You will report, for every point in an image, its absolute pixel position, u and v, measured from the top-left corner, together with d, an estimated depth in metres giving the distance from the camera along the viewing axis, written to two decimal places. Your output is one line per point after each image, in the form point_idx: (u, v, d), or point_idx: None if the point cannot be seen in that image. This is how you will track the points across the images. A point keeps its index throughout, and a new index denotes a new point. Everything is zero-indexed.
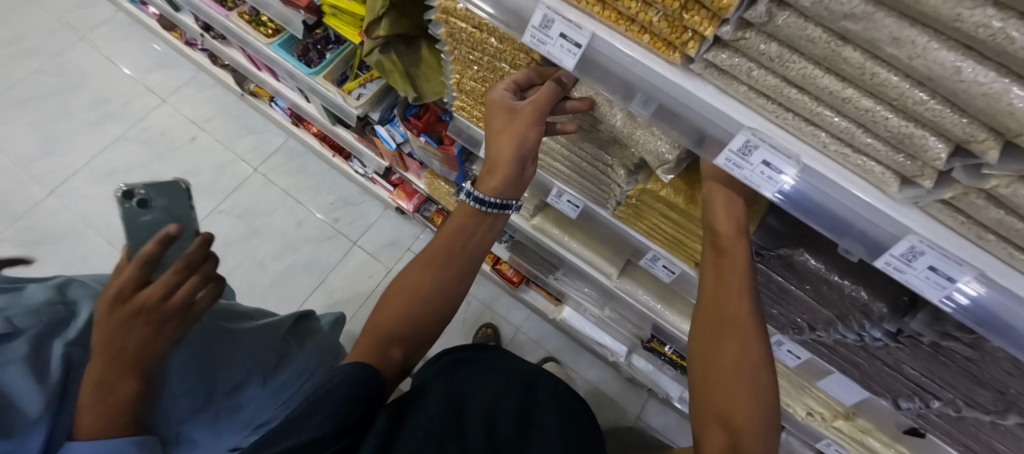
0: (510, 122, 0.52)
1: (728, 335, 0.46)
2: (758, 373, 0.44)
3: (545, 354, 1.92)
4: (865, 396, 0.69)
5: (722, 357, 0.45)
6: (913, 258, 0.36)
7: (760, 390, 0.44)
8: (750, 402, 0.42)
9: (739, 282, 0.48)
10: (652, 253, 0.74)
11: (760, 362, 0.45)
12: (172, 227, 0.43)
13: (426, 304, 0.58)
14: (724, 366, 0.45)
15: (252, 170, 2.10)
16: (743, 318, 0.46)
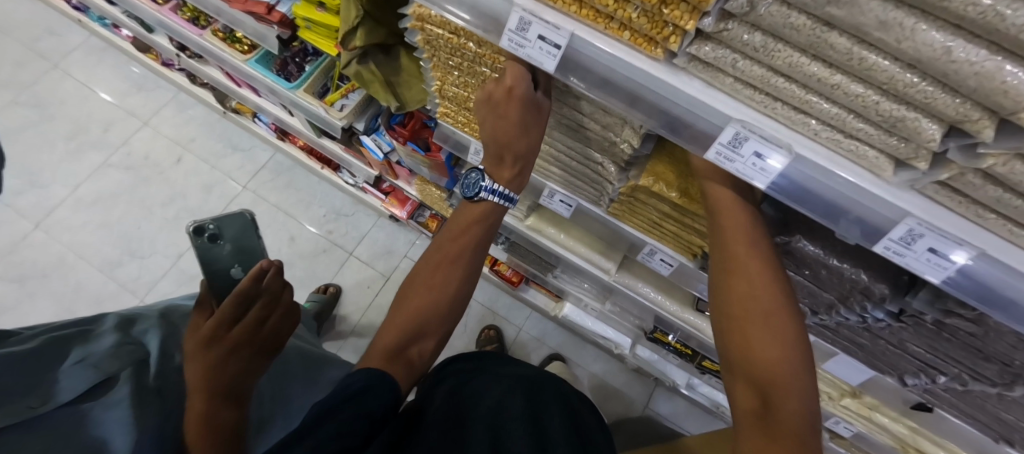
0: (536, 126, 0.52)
1: (748, 302, 0.44)
2: (781, 324, 0.43)
3: (550, 351, 1.92)
4: (871, 375, 0.69)
5: (743, 330, 0.44)
6: (912, 241, 0.35)
7: (794, 349, 0.42)
8: (778, 356, 0.42)
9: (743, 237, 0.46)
10: (649, 247, 0.73)
11: (779, 312, 0.44)
12: (265, 261, 0.56)
13: (439, 306, 0.59)
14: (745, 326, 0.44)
15: (241, 188, 2.07)
16: (757, 279, 0.45)
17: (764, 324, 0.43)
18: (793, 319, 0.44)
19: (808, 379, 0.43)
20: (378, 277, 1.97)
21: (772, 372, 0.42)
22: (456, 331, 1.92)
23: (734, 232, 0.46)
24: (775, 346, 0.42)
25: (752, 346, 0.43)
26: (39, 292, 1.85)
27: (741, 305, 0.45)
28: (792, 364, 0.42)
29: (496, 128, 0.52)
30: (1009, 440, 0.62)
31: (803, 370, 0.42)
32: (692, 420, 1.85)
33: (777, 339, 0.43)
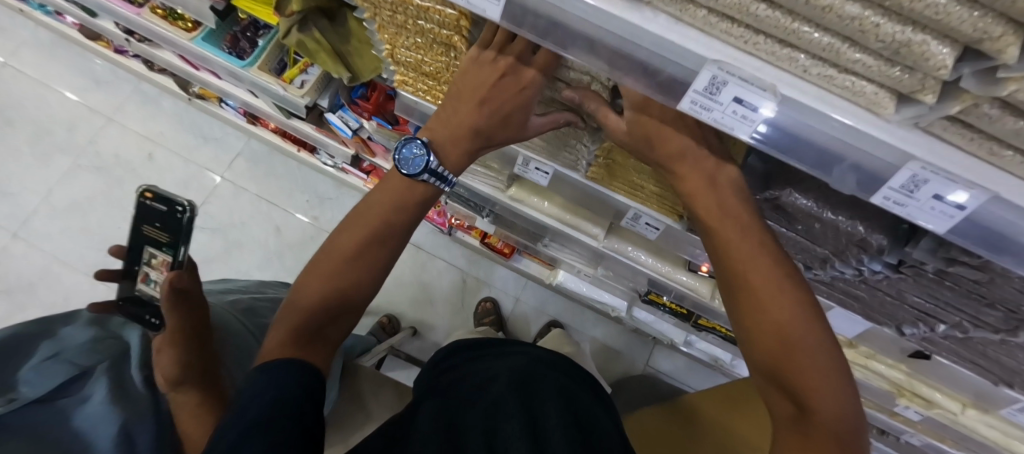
0: (514, 126, 0.51)
1: (772, 305, 0.42)
2: (807, 322, 0.42)
3: (549, 320, 1.92)
4: (867, 326, 0.67)
5: (765, 332, 0.43)
6: (916, 188, 0.31)
7: (821, 344, 0.42)
8: (810, 356, 0.42)
9: (740, 232, 0.43)
10: (633, 211, 0.69)
11: (802, 309, 0.42)
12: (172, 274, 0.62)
13: (361, 272, 0.54)
14: (768, 333, 0.42)
15: (219, 178, 2.00)
16: (773, 279, 0.42)
17: (792, 325, 0.42)
18: (813, 306, 0.43)
19: (840, 362, 0.42)
20: None
21: (807, 376, 0.41)
22: (453, 307, 1.92)
23: (726, 225, 0.44)
24: (799, 343, 0.42)
25: (781, 348, 0.42)
26: (28, 303, 1.82)
27: (757, 310, 0.43)
28: (821, 356, 0.42)
29: (483, 95, 0.48)
30: (1009, 382, 0.61)
31: (832, 358, 0.42)
32: (693, 375, 1.87)
33: (802, 337, 0.42)
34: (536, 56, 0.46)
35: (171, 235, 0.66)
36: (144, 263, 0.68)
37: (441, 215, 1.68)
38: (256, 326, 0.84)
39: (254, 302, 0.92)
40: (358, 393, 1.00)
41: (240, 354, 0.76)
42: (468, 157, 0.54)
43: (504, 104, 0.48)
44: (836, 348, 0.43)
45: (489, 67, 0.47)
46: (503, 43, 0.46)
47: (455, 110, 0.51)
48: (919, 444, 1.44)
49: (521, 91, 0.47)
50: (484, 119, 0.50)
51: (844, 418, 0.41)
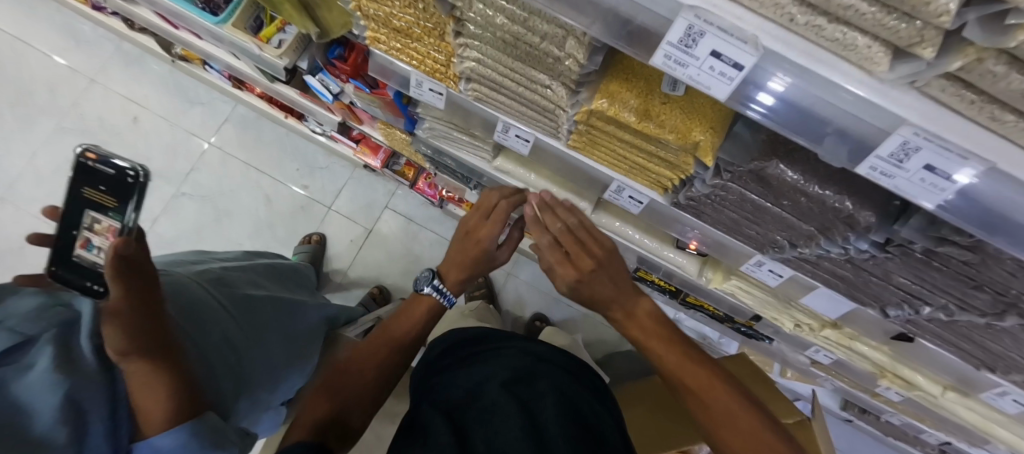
0: (486, 257, 0.77)
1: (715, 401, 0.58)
2: (744, 410, 0.58)
3: (540, 296, 1.91)
4: (852, 308, 0.65)
5: (719, 423, 0.58)
6: (906, 157, 0.29)
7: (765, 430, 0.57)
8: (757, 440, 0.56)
9: (677, 354, 0.61)
10: (615, 183, 0.66)
11: (736, 402, 0.58)
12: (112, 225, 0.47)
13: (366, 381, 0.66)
14: (724, 421, 0.57)
15: (206, 145, 1.95)
16: (707, 381, 0.59)
17: (734, 416, 0.57)
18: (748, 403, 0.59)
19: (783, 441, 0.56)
20: (361, 230, 1.94)
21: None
22: None
23: (651, 340, 0.63)
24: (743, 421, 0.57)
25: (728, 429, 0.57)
26: (17, 268, 1.80)
27: (706, 408, 0.58)
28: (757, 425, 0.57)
29: (462, 242, 0.77)
30: (991, 366, 0.60)
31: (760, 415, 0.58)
32: None
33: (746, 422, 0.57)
34: (487, 219, 0.76)
35: (118, 200, 0.47)
36: (81, 227, 0.48)
37: (432, 187, 1.66)
38: (229, 297, 0.78)
39: (225, 271, 0.85)
40: None
41: (219, 330, 0.71)
42: (462, 278, 0.78)
43: (474, 245, 0.76)
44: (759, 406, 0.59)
45: (464, 226, 0.77)
46: (473, 213, 0.77)
47: (450, 254, 0.78)
48: (897, 423, 1.47)
49: (482, 238, 0.76)
50: (465, 255, 0.77)
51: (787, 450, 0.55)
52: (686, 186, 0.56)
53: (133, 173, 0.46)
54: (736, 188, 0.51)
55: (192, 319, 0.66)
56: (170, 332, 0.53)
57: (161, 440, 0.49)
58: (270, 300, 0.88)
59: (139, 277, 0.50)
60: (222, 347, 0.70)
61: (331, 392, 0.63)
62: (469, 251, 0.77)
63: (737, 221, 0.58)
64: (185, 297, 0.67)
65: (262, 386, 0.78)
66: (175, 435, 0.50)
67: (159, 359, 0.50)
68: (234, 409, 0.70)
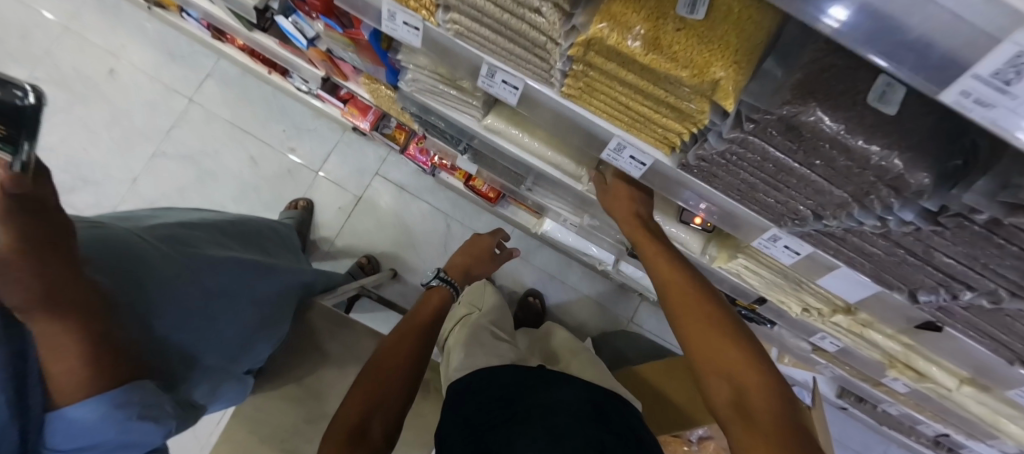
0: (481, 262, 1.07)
1: (695, 317, 0.62)
2: (731, 329, 0.60)
3: (535, 272, 1.84)
4: (875, 291, 0.58)
5: (698, 338, 0.61)
6: (1015, 78, 0.20)
7: (743, 349, 0.58)
8: (733, 353, 0.58)
9: (675, 272, 0.67)
10: (616, 142, 0.57)
11: (725, 319, 0.61)
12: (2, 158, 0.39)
13: (389, 386, 0.72)
14: (707, 332, 0.60)
15: (188, 101, 1.84)
16: (697, 299, 0.63)
17: (715, 332, 0.60)
18: (742, 334, 0.60)
19: (764, 367, 0.57)
20: (350, 198, 1.85)
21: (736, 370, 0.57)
22: (437, 252, 1.84)
23: (661, 267, 0.68)
24: (733, 362, 0.58)
25: (717, 370, 0.59)
26: None
27: (692, 320, 0.62)
28: (750, 374, 0.57)
29: (467, 249, 1.07)
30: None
31: (761, 367, 0.57)
32: None
33: (726, 341, 0.59)
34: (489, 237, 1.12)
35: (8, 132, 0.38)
36: None
37: (424, 153, 1.56)
38: (189, 257, 0.70)
39: (183, 229, 0.77)
40: (313, 339, 0.93)
41: (173, 291, 0.64)
42: (460, 271, 1.02)
43: (478, 251, 1.07)
44: (766, 360, 0.58)
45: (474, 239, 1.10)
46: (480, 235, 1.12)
47: (458, 256, 1.06)
48: (895, 413, 1.43)
49: (483, 249, 1.09)
50: (469, 255, 1.06)
51: (781, 414, 0.54)
52: (701, 142, 0.48)
53: (26, 103, 0.38)
54: (756, 144, 0.43)
55: (130, 278, 0.59)
56: (83, 288, 0.49)
57: (79, 411, 0.47)
58: (244, 262, 0.80)
59: (50, 227, 0.45)
60: (172, 312, 0.64)
61: (365, 400, 0.70)
62: (472, 252, 1.07)
63: (754, 187, 0.50)
64: (126, 254, 0.61)
65: (221, 356, 0.72)
66: (98, 404, 0.48)
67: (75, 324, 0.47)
68: (179, 379, 0.65)
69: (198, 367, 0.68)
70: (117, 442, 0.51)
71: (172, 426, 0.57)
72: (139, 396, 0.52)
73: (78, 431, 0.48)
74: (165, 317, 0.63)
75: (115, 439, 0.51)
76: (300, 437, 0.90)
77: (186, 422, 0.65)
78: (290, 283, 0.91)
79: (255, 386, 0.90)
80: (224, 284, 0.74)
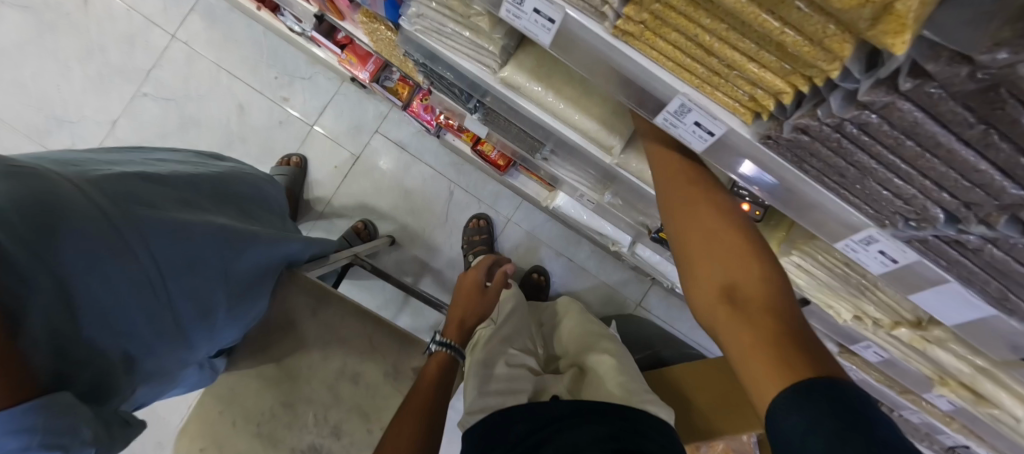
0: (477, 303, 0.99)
1: (692, 206, 0.49)
2: (739, 224, 0.47)
3: (541, 247, 1.73)
4: (987, 315, 0.45)
5: (693, 229, 0.49)
6: None
7: (751, 245, 0.46)
8: (737, 246, 0.46)
9: (679, 162, 0.53)
10: (680, 105, 0.42)
11: (732, 213, 0.48)
12: None
13: None
14: (708, 223, 0.48)
15: (169, 38, 1.67)
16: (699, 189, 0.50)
17: (716, 225, 0.47)
18: (752, 232, 0.47)
19: (773, 268, 0.45)
20: (347, 156, 1.71)
21: (737, 266, 0.45)
22: (438, 221, 1.72)
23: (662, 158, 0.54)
24: (733, 257, 0.45)
25: (712, 262, 0.46)
26: None
27: (688, 209, 0.49)
28: (746, 265, 0.45)
29: (458, 302, 1.00)
30: None
31: (768, 264, 0.45)
32: (685, 321, 1.73)
33: (730, 236, 0.46)
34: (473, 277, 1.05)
35: None
36: None
37: (429, 111, 1.41)
38: (146, 222, 0.56)
39: (145, 183, 0.62)
40: (292, 319, 0.83)
41: (109, 262, 0.52)
42: (460, 328, 0.93)
43: (466, 296, 1.01)
44: (771, 253, 0.46)
45: (461, 289, 1.03)
46: (465, 282, 1.05)
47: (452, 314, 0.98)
48: (913, 421, 1.35)
49: (469, 291, 1.02)
50: (460, 306, 0.99)
51: (784, 309, 0.42)
52: (823, 105, 0.33)
53: None
54: (906, 111, 0.29)
55: (47, 239, 0.46)
56: None
57: None
58: (216, 233, 0.66)
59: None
60: (98, 302, 0.51)
61: None
62: (460, 302, 1.00)
63: (868, 175, 0.37)
64: (45, 227, 0.47)
65: (175, 340, 0.62)
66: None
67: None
68: (114, 379, 0.55)
69: (140, 359, 0.58)
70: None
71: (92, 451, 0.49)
72: (51, 418, 0.43)
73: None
74: (98, 292, 0.51)
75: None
76: (277, 423, 0.80)
77: (119, 442, 0.55)
78: (273, 253, 0.78)
79: (232, 363, 0.81)
80: (184, 256, 0.61)
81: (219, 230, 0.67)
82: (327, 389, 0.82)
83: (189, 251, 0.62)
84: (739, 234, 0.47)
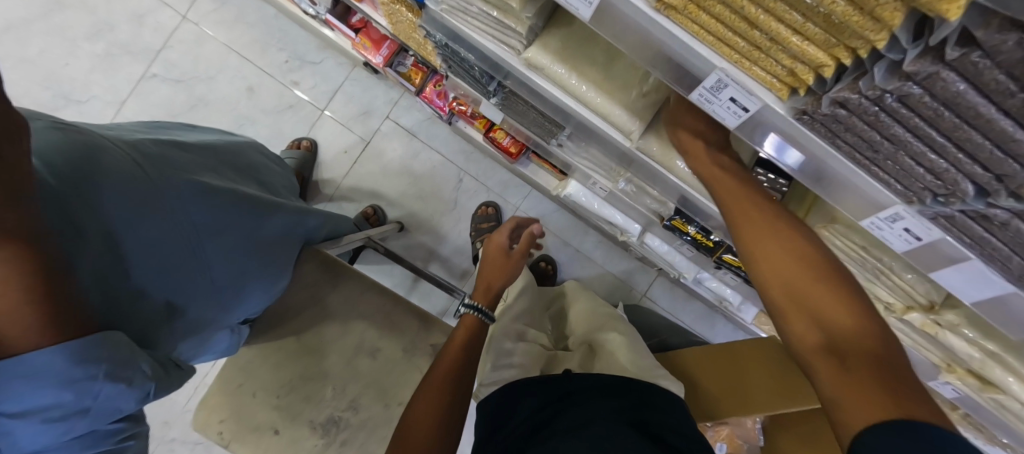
0: (506, 263, 0.86)
1: (773, 248, 0.50)
2: (823, 263, 0.48)
3: (548, 237, 1.74)
4: (1006, 292, 0.47)
5: (774, 270, 0.50)
6: None
7: (837, 284, 0.47)
8: (825, 285, 0.47)
9: (756, 206, 0.54)
10: (717, 80, 0.44)
11: (816, 253, 0.49)
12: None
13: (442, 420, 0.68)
14: (790, 264, 0.49)
15: (180, 18, 1.67)
16: (779, 232, 0.51)
17: (800, 265, 0.48)
18: (839, 272, 0.48)
19: (864, 306, 0.45)
20: (357, 141, 1.72)
21: (826, 303, 0.46)
22: (447, 208, 1.73)
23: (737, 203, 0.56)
24: (821, 296, 0.46)
25: (799, 300, 0.47)
26: None
27: (767, 249, 0.51)
28: (837, 304, 0.45)
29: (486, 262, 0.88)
30: None
31: (858, 302, 0.45)
32: (689, 312, 1.75)
33: (814, 275, 0.47)
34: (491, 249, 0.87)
35: None
36: None
37: (441, 97, 1.41)
38: (177, 182, 0.58)
39: (175, 147, 0.64)
40: (312, 295, 0.84)
41: (143, 221, 0.53)
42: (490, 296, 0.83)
43: (494, 260, 0.87)
44: (860, 291, 0.46)
45: (485, 260, 0.87)
46: (487, 260, 0.87)
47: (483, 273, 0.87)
48: None
49: (495, 253, 0.87)
50: (485, 268, 0.86)
51: (891, 359, 0.41)
52: (863, 77, 0.35)
53: None
54: (949, 78, 0.30)
55: (90, 194, 0.48)
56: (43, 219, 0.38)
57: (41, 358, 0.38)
58: (239, 196, 0.67)
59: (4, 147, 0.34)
60: (143, 257, 0.53)
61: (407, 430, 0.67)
62: (488, 267, 0.86)
63: (901, 149, 0.38)
64: (85, 180, 0.48)
65: (210, 305, 0.63)
66: (60, 354, 0.39)
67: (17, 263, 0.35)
68: (155, 337, 0.56)
69: (177, 324, 0.59)
70: (78, 411, 0.41)
71: (150, 388, 0.48)
72: (107, 351, 0.43)
73: (29, 393, 0.38)
74: (139, 249, 0.52)
75: (76, 404, 0.41)
76: (296, 396, 0.82)
77: (173, 383, 0.55)
78: (295, 221, 0.79)
79: (251, 337, 0.82)
80: (214, 225, 0.62)
81: (245, 196, 0.69)
82: (346, 364, 0.84)
83: (219, 215, 0.63)
84: (824, 274, 0.48)
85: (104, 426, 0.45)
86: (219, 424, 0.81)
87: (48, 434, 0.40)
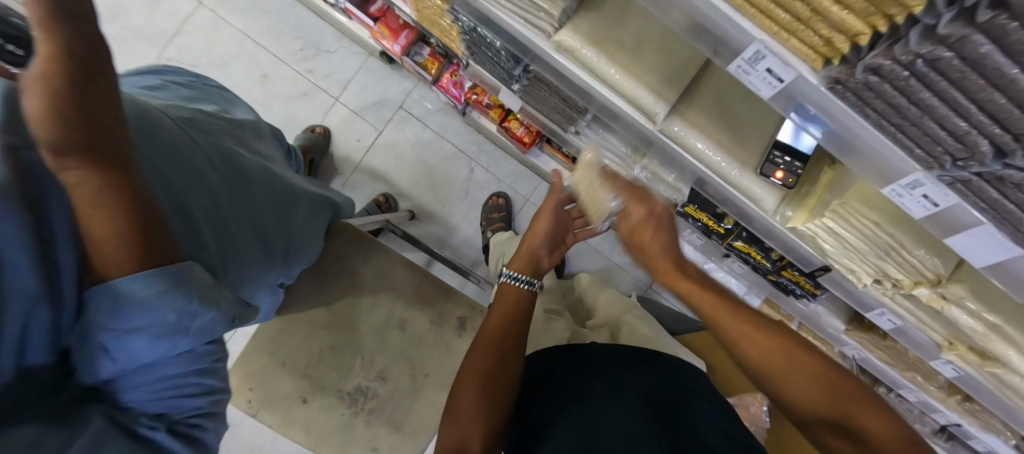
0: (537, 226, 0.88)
1: (789, 367, 0.54)
2: (826, 368, 0.54)
3: None
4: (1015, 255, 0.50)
5: (798, 388, 0.54)
6: None
7: (849, 387, 0.53)
8: (842, 393, 0.53)
9: (753, 324, 0.57)
10: (757, 50, 0.47)
11: (818, 362, 0.55)
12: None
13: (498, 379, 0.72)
14: (809, 382, 0.54)
15: (196, 4, 1.69)
16: (785, 351, 0.55)
17: (815, 380, 0.54)
18: (836, 369, 0.55)
19: (873, 398, 0.53)
20: (370, 130, 1.74)
21: (850, 412, 0.52)
22: (458, 197, 1.76)
23: (729, 324, 0.57)
24: (845, 406, 0.52)
25: (828, 414, 0.53)
26: None
27: (783, 371, 0.54)
28: (861, 411, 0.52)
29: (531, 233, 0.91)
30: None
31: (868, 397, 0.53)
32: None
33: (829, 383, 0.53)
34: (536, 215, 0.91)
35: None
36: None
37: (457, 87, 1.44)
38: (208, 146, 0.62)
39: (202, 115, 0.68)
40: (344, 266, 0.87)
41: (194, 179, 0.56)
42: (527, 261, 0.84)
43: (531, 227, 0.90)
44: (860, 385, 0.54)
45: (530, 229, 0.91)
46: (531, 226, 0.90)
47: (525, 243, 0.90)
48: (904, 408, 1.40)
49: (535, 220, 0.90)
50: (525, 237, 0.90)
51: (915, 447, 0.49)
52: (898, 44, 0.38)
53: None
54: (977, 42, 0.33)
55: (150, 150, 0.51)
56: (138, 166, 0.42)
57: (135, 283, 0.41)
58: (259, 164, 0.72)
59: (109, 101, 0.38)
60: (206, 209, 0.57)
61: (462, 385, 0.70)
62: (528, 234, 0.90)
63: (929, 112, 0.42)
64: (145, 136, 0.51)
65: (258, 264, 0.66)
66: (155, 279, 0.42)
67: (122, 207, 0.39)
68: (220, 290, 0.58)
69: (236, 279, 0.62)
70: (181, 329, 0.43)
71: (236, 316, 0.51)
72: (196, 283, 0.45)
73: (136, 313, 0.41)
74: (198, 208, 0.55)
75: (177, 325, 0.43)
76: (327, 366, 0.84)
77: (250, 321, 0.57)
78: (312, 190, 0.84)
79: (282, 307, 0.84)
80: (246, 190, 0.66)
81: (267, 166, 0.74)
82: (376, 335, 0.87)
83: (250, 180, 0.67)
84: (835, 380, 0.54)
85: (201, 347, 0.48)
86: (248, 392, 0.82)
87: (158, 351, 0.43)
